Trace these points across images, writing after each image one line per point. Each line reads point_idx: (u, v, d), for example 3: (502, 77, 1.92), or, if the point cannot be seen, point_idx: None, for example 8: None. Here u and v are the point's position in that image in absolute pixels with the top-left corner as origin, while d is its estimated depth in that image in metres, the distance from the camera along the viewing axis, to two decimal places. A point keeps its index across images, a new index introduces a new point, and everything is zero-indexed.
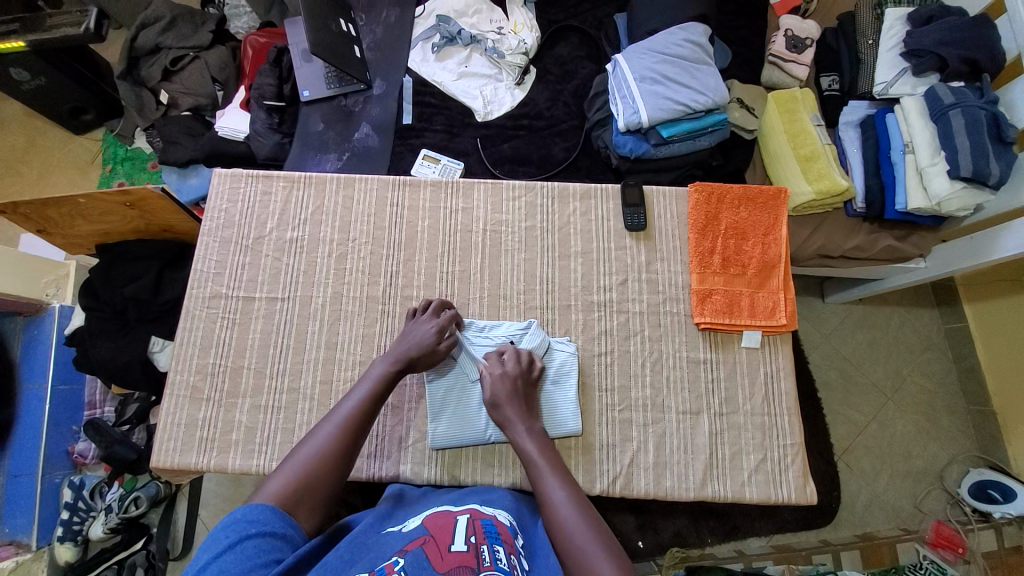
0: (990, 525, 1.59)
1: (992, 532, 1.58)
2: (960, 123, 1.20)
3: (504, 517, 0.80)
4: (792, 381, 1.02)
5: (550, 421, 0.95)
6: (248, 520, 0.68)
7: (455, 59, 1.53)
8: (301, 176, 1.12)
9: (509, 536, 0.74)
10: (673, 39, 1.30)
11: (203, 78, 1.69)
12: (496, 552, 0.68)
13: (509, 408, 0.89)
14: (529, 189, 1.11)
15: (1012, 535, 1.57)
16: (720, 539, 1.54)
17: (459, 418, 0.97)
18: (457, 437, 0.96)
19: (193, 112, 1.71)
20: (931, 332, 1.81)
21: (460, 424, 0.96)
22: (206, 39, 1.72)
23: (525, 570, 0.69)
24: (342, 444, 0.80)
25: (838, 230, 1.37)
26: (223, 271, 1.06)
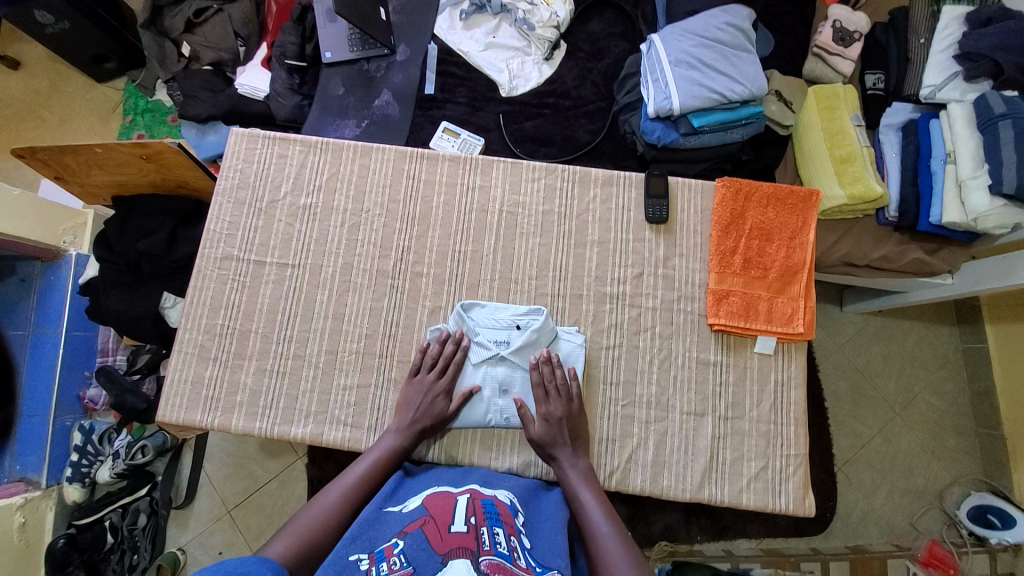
0: (984, 550, 1.59)
1: (986, 557, 1.58)
2: (1010, 136, 1.13)
3: (505, 498, 0.82)
4: (803, 391, 0.99)
5: None
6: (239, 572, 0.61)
7: (483, 29, 1.48)
8: (317, 141, 1.09)
9: (509, 517, 0.75)
10: (714, 22, 1.23)
11: (225, 32, 1.67)
12: (496, 535, 0.69)
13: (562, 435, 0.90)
14: (550, 171, 1.07)
15: (1006, 562, 1.57)
16: (709, 536, 1.57)
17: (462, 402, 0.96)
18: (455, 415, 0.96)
19: (214, 67, 1.69)
20: (949, 349, 1.76)
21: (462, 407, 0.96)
22: None
23: (524, 550, 0.70)
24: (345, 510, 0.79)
25: (867, 238, 1.32)
26: (235, 232, 1.05)
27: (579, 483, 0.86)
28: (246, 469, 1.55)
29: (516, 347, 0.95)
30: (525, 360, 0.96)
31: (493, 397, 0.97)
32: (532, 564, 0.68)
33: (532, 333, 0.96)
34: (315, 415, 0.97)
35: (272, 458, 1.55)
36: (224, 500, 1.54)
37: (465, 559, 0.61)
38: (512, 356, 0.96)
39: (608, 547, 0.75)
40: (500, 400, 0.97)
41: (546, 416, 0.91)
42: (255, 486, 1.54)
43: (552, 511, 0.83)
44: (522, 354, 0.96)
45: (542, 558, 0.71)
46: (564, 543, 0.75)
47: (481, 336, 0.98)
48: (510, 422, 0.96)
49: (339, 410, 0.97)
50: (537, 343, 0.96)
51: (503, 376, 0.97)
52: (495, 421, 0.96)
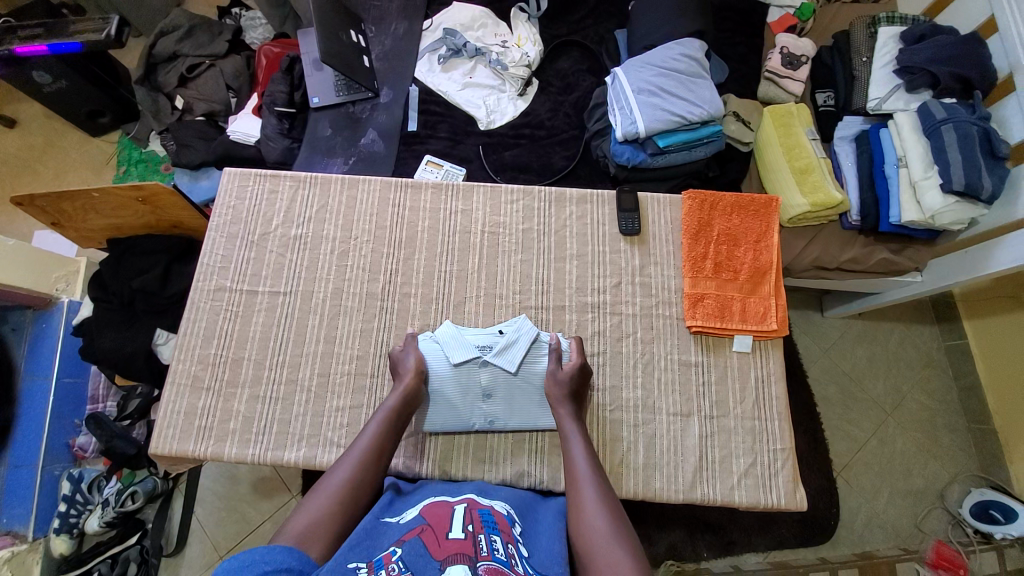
0: (992, 547, 1.62)
1: (993, 553, 1.61)
2: (953, 137, 1.24)
3: (501, 508, 0.83)
4: (783, 386, 1.02)
5: (534, 415, 0.98)
6: (264, 560, 0.62)
7: (460, 70, 1.58)
8: (306, 175, 1.15)
9: (506, 526, 0.76)
10: (670, 53, 1.34)
11: (217, 85, 1.79)
12: (493, 542, 0.70)
13: (561, 407, 0.93)
14: (527, 192, 1.13)
15: (1013, 557, 1.60)
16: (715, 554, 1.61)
17: (446, 406, 0.98)
18: (440, 421, 0.97)
19: (207, 117, 1.79)
20: (931, 348, 1.87)
21: (445, 409, 0.98)
22: (221, 49, 1.82)
23: (522, 558, 0.70)
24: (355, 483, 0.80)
25: (834, 242, 1.40)
26: (228, 265, 1.09)
27: (573, 445, 0.88)
28: (239, 512, 1.52)
29: (500, 349, 0.98)
30: (513, 361, 0.98)
31: (479, 400, 0.98)
32: (530, 570, 0.68)
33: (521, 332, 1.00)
34: (308, 438, 0.98)
35: (266, 498, 1.52)
36: (216, 546, 1.49)
37: (463, 565, 0.62)
38: (497, 356, 0.98)
39: (594, 514, 0.77)
40: (486, 404, 0.99)
41: (560, 376, 0.95)
42: (249, 529, 1.51)
43: (551, 518, 0.83)
44: (506, 353, 0.98)
45: (542, 566, 0.71)
46: (564, 552, 0.73)
47: (464, 343, 0.99)
48: (497, 424, 0.98)
49: (332, 432, 0.98)
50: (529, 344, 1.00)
51: (487, 380, 0.98)
52: (480, 425, 0.98)
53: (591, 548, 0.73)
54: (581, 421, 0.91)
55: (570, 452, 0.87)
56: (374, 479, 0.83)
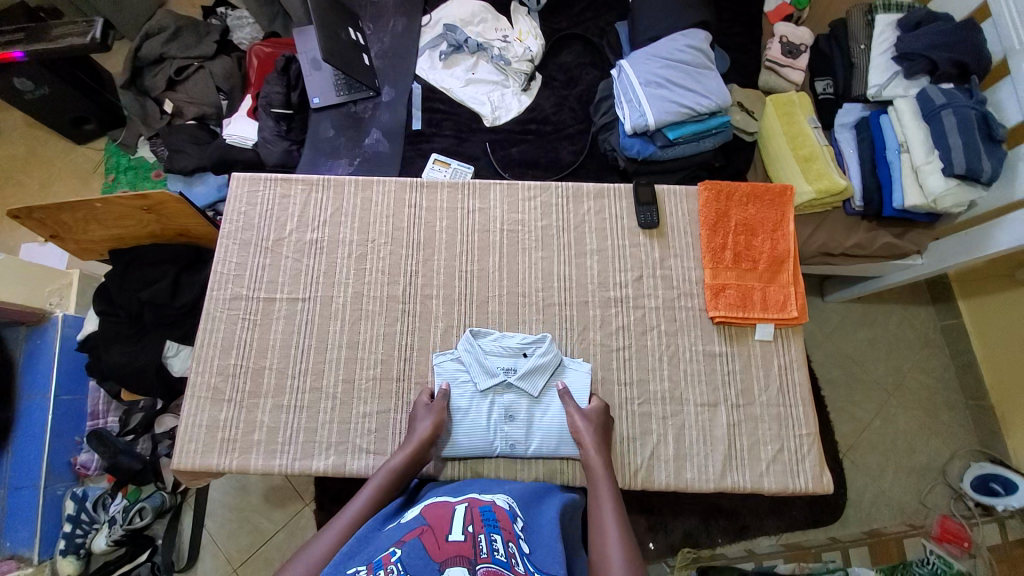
0: (993, 519, 1.71)
1: (995, 525, 1.71)
2: (952, 123, 1.26)
3: (503, 503, 0.81)
4: (805, 372, 1.04)
5: (554, 440, 0.96)
6: None
7: (462, 66, 1.57)
8: (317, 178, 1.12)
9: (507, 523, 0.74)
10: (675, 45, 1.34)
11: (207, 88, 1.76)
12: (493, 542, 0.68)
13: (588, 447, 0.90)
14: (544, 188, 1.11)
15: (1014, 528, 1.69)
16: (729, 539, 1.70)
17: (467, 430, 0.95)
18: (465, 437, 0.95)
19: (198, 121, 1.77)
20: (929, 329, 1.93)
21: (466, 433, 0.95)
22: (210, 50, 1.79)
23: (522, 556, 0.69)
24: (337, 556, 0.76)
25: (839, 229, 1.43)
26: (243, 273, 1.07)
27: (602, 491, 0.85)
28: (252, 523, 1.49)
29: (523, 372, 0.96)
30: (535, 385, 0.97)
31: (504, 422, 0.96)
32: (530, 569, 0.67)
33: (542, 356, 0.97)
34: (337, 445, 0.96)
35: (279, 507, 1.50)
36: (230, 559, 1.47)
37: (461, 568, 0.60)
38: (522, 379, 0.96)
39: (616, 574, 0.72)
40: (508, 425, 0.97)
41: (589, 416, 0.93)
42: (263, 540, 1.49)
43: (552, 514, 0.82)
44: (530, 378, 0.97)
45: (541, 565, 0.70)
46: (563, 549, 0.74)
47: (490, 365, 0.97)
48: (519, 446, 0.95)
49: (360, 438, 0.96)
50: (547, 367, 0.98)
51: (511, 401, 0.98)
52: (501, 448, 0.95)
53: None
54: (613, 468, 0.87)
55: (600, 498, 0.84)
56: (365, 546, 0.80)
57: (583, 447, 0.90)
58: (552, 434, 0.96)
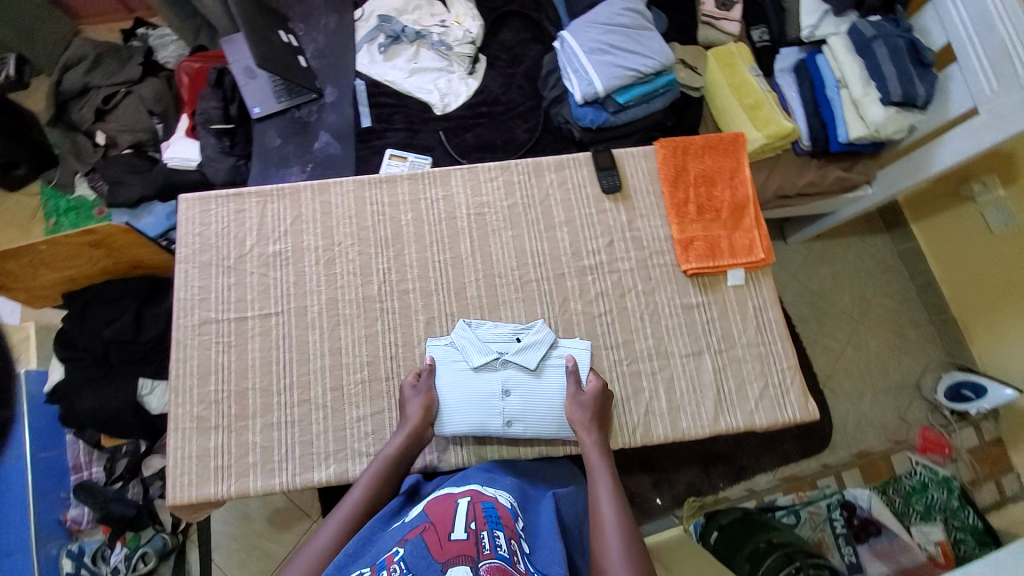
0: (969, 424, 1.87)
1: (971, 429, 1.86)
2: (884, 53, 1.32)
3: (505, 499, 0.80)
4: (778, 309, 1.08)
5: (550, 411, 0.95)
6: None
7: (404, 57, 1.53)
8: (270, 188, 1.08)
9: (509, 520, 0.74)
10: (613, 9, 1.35)
11: (139, 113, 1.67)
12: (496, 539, 0.68)
13: (585, 434, 0.90)
14: (504, 167, 1.10)
15: (989, 430, 1.84)
16: (730, 482, 1.80)
17: (461, 411, 0.94)
18: (460, 421, 0.93)
19: (135, 149, 1.67)
20: (886, 254, 2.05)
21: (462, 415, 0.94)
22: (135, 74, 1.71)
23: (525, 555, 0.70)
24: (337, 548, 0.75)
25: (791, 170, 1.49)
26: (208, 296, 1.03)
27: (599, 478, 0.84)
28: (261, 549, 1.47)
29: (518, 348, 0.96)
30: (532, 361, 0.97)
31: (501, 400, 0.94)
32: (531, 569, 0.68)
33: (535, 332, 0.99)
34: (335, 453, 0.95)
35: (286, 529, 1.48)
36: None
37: (465, 566, 0.60)
38: (516, 357, 0.96)
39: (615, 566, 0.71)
40: (504, 403, 0.95)
41: (582, 398, 0.93)
42: (276, 563, 1.47)
43: (550, 511, 0.83)
44: (524, 354, 0.97)
45: (540, 565, 0.71)
46: (563, 548, 0.74)
47: (484, 345, 0.97)
48: (517, 423, 0.94)
49: (358, 443, 0.95)
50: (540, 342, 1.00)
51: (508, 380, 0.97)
52: (499, 427, 0.94)
53: None
54: (610, 457, 0.86)
55: (595, 486, 0.83)
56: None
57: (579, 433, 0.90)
58: (549, 407, 0.95)
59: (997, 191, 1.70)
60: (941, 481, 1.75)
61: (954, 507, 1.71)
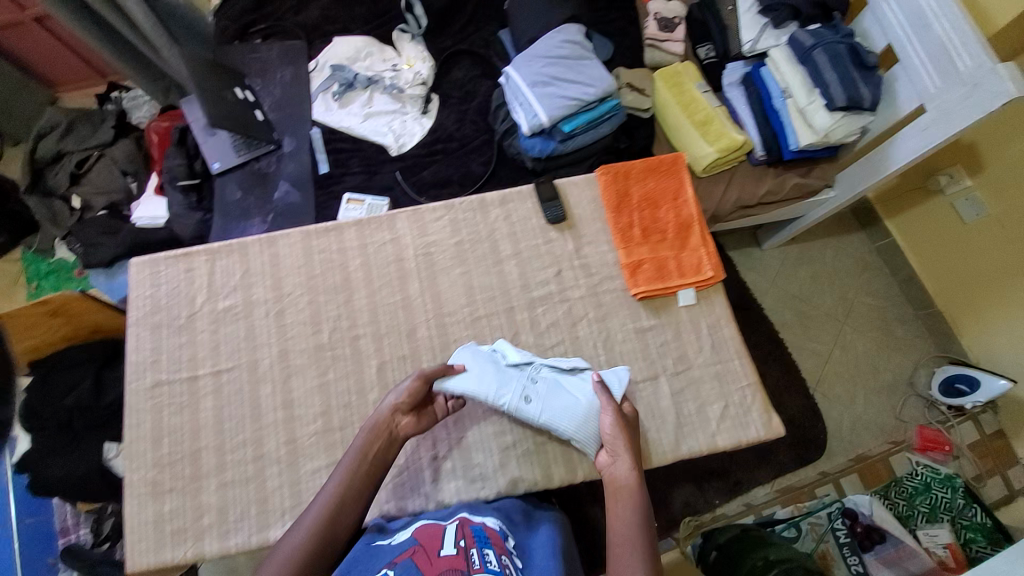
0: (967, 417, 1.78)
1: (970, 423, 1.77)
2: (824, 60, 1.31)
3: (492, 523, 0.82)
4: (734, 326, 1.06)
5: (573, 401, 0.91)
6: None
7: (358, 102, 1.57)
8: (220, 244, 1.10)
9: (498, 540, 0.76)
10: (553, 42, 1.38)
11: (112, 174, 1.72)
12: (486, 555, 0.70)
13: (621, 458, 0.84)
14: (449, 206, 1.12)
15: (989, 422, 1.77)
16: (726, 497, 1.71)
17: (485, 379, 0.92)
18: (471, 387, 0.89)
19: (110, 209, 1.72)
20: (864, 252, 2.01)
21: (484, 383, 0.91)
22: (107, 136, 1.76)
23: (515, 568, 0.72)
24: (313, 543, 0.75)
25: (749, 180, 1.49)
26: (160, 357, 1.04)
27: (623, 506, 0.80)
28: None
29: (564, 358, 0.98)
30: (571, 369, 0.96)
31: (524, 388, 0.92)
32: None
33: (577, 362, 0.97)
34: (291, 509, 0.93)
35: None
36: None
37: None
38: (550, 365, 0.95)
39: None
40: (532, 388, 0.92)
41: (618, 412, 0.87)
42: None
43: (544, 538, 0.84)
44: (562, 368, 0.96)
45: None
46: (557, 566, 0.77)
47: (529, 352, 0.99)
48: (531, 405, 0.91)
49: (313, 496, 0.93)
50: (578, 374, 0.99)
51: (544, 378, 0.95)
52: (511, 404, 0.91)
53: None
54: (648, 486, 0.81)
55: (619, 512, 0.79)
56: (339, 536, 0.77)
57: (617, 455, 0.84)
58: (573, 397, 0.91)
59: (965, 181, 1.67)
60: (944, 479, 1.67)
61: (960, 506, 1.63)
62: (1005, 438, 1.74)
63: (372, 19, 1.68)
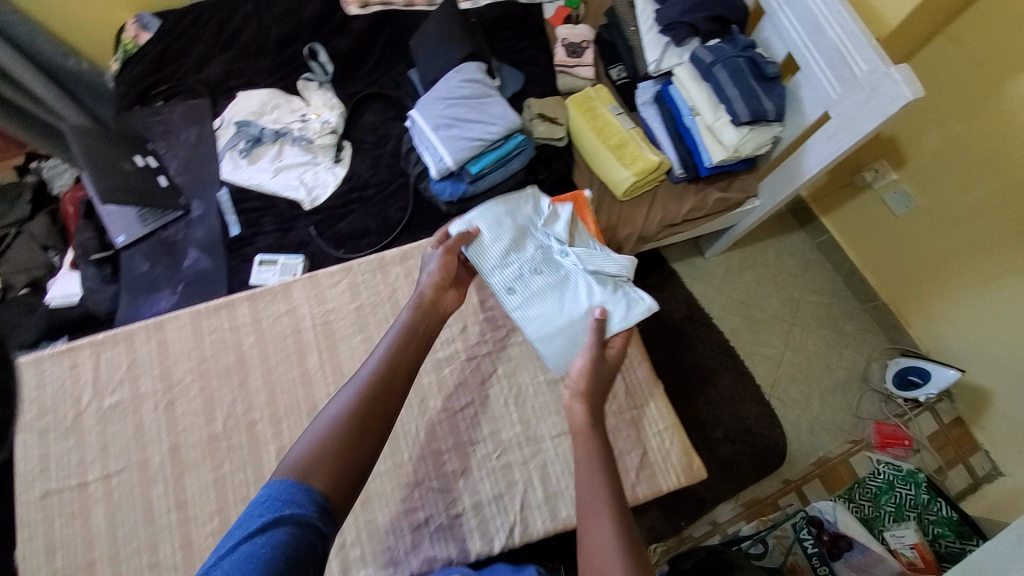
0: (924, 408, 1.77)
1: (928, 414, 1.77)
2: (725, 76, 1.30)
3: None
4: (648, 367, 1.05)
5: (557, 307, 1.02)
6: (268, 502, 0.62)
7: (267, 157, 1.52)
8: (105, 334, 1.04)
9: None
10: (453, 83, 1.36)
11: (33, 251, 1.69)
12: None
13: (575, 403, 0.83)
14: (348, 269, 1.06)
15: (946, 410, 1.76)
16: (692, 518, 1.65)
17: (490, 262, 1.02)
18: (479, 260, 1.02)
19: (32, 286, 1.67)
20: (805, 249, 2.00)
21: (487, 263, 1.02)
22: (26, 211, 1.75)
23: None
24: (358, 405, 0.73)
25: (671, 199, 1.47)
26: (49, 464, 0.96)
27: (581, 444, 0.78)
28: None
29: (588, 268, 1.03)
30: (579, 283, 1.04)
31: (522, 274, 1.04)
32: None
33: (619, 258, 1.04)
34: None
35: None
36: None
37: None
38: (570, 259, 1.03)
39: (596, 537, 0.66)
40: (530, 282, 1.04)
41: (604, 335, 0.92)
42: None
43: None
44: (583, 266, 1.03)
45: None
46: None
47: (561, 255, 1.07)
48: (512, 296, 1.02)
49: None
50: (609, 274, 1.04)
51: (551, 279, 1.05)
52: (499, 289, 1.02)
53: None
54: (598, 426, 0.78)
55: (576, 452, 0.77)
56: (383, 407, 0.75)
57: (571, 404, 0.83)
58: (562, 302, 1.02)
59: (890, 175, 1.66)
60: (906, 476, 1.61)
61: (925, 502, 1.57)
62: (964, 424, 1.73)
63: (277, 70, 1.66)
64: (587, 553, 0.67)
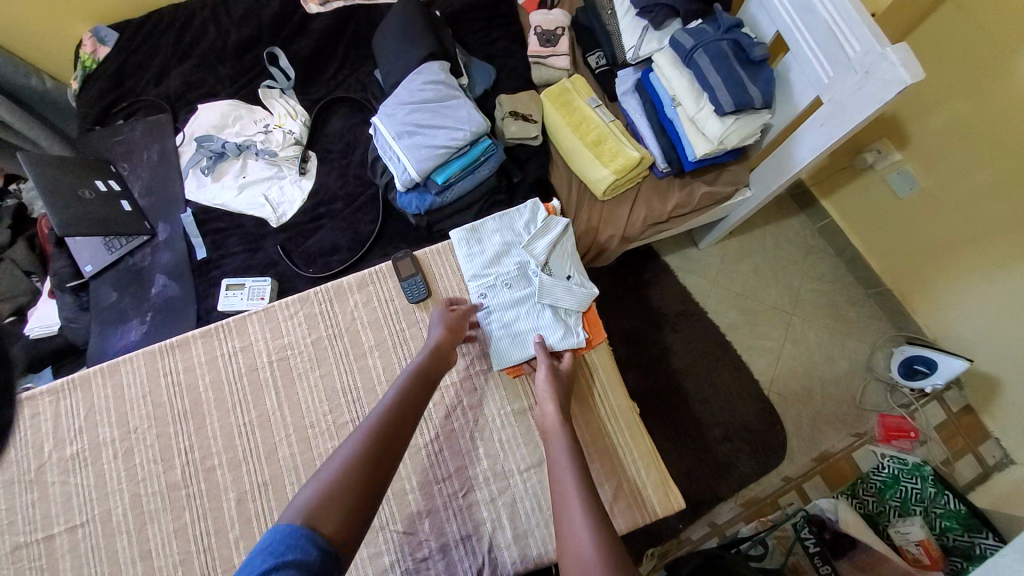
0: (931, 398, 1.69)
1: (936, 403, 1.68)
2: (707, 61, 1.19)
3: None
4: (625, 399, 1.11)
5: (508, 318, 1.08)
6: (272, 544, 0.62)
7: (231, 173, 1.46)
8: (62, 381, 1.02)
9: None
10: (414, 86, 1.27)
11: (15, 277, 1.54)
12: None
13: (546, 404, 0.96)
14: (304, 301, 1.08)
15: (953, 399, 1.67)
16: (689, 520, 1.60)
17: (469, 267, 1.12)
18: (460, 261, 1.13)
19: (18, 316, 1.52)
20: (805, 234, 1.90)
21: (467, 267, 1.12)
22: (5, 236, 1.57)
23: None
24: (369, 449, 0.78)
25: (654, 197, 1.38)
26: (15, 517, 0.94)
27: (554, 438, 0.91)
28: None
29: (549, 294, 1.08)
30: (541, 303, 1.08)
31: (495, 283, 1.10)
32: None
33: (580, 292, 1.09)
34: None
35: None
36: None
37: None
38: (540, 280, 1.08)
39: (572, 520, 0.76)
40: (495, 290, 1.10)
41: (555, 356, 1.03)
42: None
43: None
44: (548, 293, 1.08)
45: None
46: None
47: (531, 273, 1.11)
48: (481, 300, 1.09)
49: None
50: (567, 308, 1.09)
51: (520, 294, 1.09)
52: (473, 286, 1.11)
53: (575, 559, 0.71)
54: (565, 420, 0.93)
55: (552, 445, 0.90)
56: (389, 454, 0.79)
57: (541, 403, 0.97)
58: (520, 316, 1.08)
59: (893, 156, 1.54)
60: (912, 470, 1.54)
61: (932, 495, 1.49)
62: (974, 412, 1.64)
63: (238, 77, 1.59)
64: (564, 530, 0.77)
